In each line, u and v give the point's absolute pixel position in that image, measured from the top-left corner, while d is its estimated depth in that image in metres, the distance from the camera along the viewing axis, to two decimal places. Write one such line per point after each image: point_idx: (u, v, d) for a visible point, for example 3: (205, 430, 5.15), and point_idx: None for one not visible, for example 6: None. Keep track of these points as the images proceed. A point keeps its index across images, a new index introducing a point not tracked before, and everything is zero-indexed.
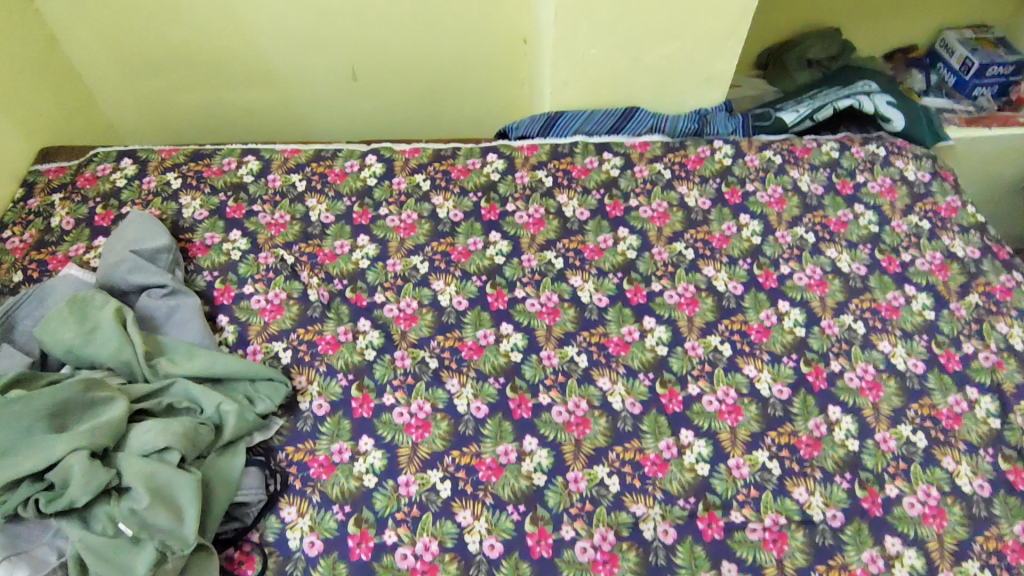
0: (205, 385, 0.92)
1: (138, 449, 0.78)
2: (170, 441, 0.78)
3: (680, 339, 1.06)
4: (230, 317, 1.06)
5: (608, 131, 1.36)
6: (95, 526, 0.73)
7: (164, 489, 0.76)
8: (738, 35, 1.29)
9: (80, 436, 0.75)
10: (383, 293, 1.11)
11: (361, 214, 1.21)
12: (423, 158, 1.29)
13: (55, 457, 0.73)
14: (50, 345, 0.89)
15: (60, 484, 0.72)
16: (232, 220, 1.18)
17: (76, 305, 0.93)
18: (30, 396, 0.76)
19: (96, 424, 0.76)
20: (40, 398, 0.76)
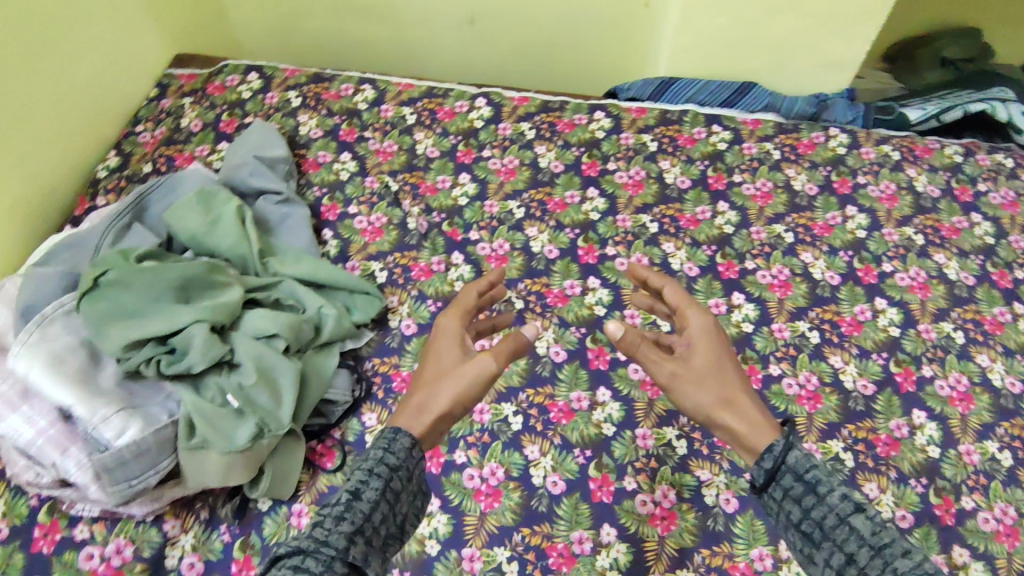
0: (309, 288, 0.98)
1: (251, 332, 0.84)
2: (279, 330, 0.84)
3: (768, 319, 1.05)
4: (334, 232, 1.11)
5: (721, 104, 1.32)
6: (205, 394, 0.80)
7: (269, 371, 0.82)
8: (874, 19, 1.23)
9: (205, 310, 0.81)
10: (477, 232, 1.13)
11: (465, 153, 1.23)
12: (532, 107, 1.30)
13: (180, 324, 0.79)
14: (176, 229, 0.95)
15: (182, 350, 0.79)
16: (344, 143, 1.23)
17: (203, 197, 0.99)
18: (163, 267, 0.82)
19: (218, 303, 0.82)
20: (171, 270, 0.82)
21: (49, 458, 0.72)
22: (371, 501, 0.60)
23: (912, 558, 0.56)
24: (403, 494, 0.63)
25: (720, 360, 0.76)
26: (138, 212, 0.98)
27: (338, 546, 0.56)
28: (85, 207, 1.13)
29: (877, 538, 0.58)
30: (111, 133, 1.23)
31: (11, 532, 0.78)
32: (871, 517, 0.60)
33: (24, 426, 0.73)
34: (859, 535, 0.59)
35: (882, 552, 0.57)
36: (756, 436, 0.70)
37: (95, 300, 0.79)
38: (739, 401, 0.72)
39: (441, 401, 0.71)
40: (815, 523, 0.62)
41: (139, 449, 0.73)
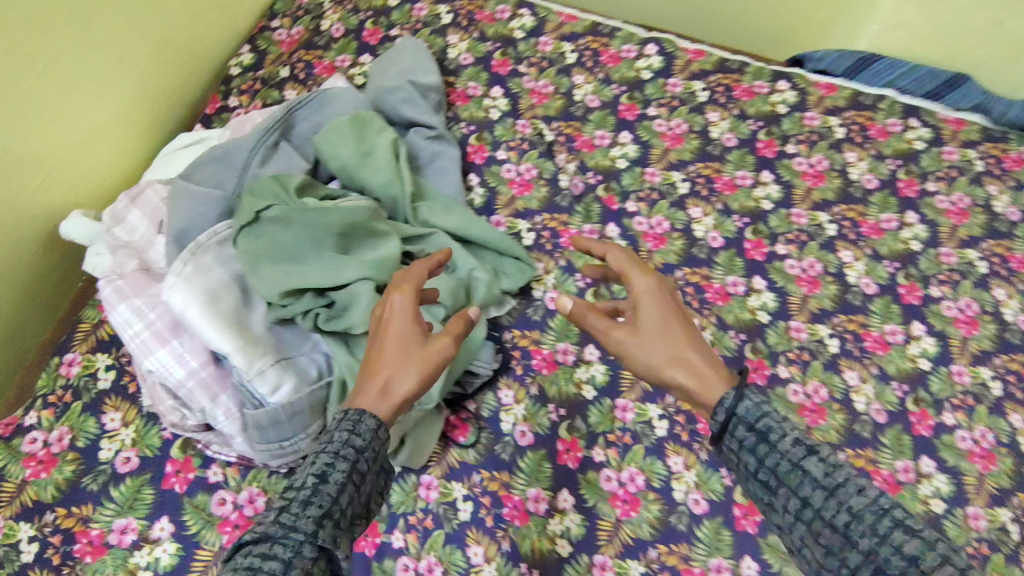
0: (458, 244, 0.88)
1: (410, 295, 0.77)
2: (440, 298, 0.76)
3: (947, 359, 0.93)
4: (481, 179, 1.01)
5: (923, 96, 1.15)
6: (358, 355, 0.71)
7: None
8: None
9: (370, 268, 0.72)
10: (636, 202, 1.01)
11: (628, 108, 1.09)
12: (707, 64, 1.14)
13: (344, 279, 0.70)
14: (327, 156, 0.86)
15: (342, 306, 0.71)
16: (496, 75, 1.10)
17: (357, 124, 0.88)
18: (326, 209, 0.72)
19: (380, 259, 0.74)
20: (334, 215, 0.72)
21: (199, 404, 0.67)
22: (338, 485, 0.56)
23: (862, 495, 0.58)
24: (369, 473, 0.59)
25: (673, 319, 0.73)
26: (285, 129, 0.88)
27: (307, 531, 0.53)
28: (216, 106, 1.03)
29: (829, 479, 0.60)
30: (244, 24, 1.12)
31: (143, 463, 0.74)
32: (824, 460, 0.62)
33: (174, 365, 0.67)
34: (812, 478, 0.61)
35: (835, 493, 0.59)
36: (712, 389, 0.69)
37: (253, 237, 0.72)
38: (685, 358, 0.70)
39: (398, 381, 0.63)
40: (770, 471, 0.63)
41: (294, 410, 0.67)
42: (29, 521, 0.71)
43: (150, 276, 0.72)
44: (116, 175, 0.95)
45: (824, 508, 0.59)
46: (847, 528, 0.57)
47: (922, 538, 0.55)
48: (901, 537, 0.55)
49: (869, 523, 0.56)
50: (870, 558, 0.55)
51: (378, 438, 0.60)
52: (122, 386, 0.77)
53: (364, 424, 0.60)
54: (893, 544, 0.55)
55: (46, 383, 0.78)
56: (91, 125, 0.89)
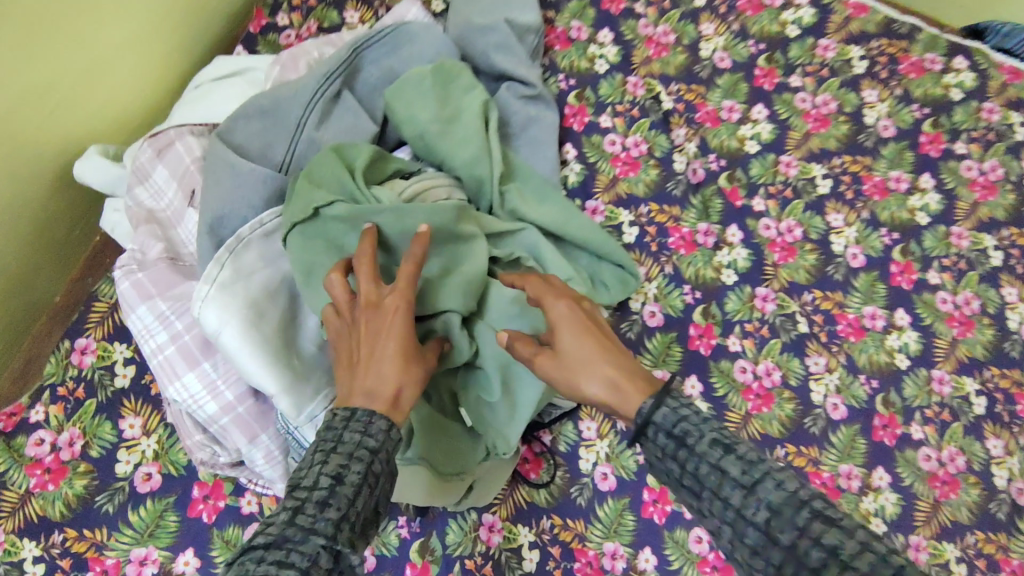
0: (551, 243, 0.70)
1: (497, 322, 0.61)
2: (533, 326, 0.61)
3: None
4: (578, 151, 0.82)
5: None
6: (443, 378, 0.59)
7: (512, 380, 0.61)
8: None
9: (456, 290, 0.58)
10: (764, 199, 0.82)
11: (765, 73, 0.88)
12: (870, 25, 0.92)
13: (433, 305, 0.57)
14: (402, 119, 0.67)
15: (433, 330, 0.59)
16: (606, 14, 0.89)
17: (441, 77, 0.70)
18: (405, 210, 0.55)
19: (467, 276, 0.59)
20: (415, 215, 0.56)
21: (234, 444, 0.54)
22: (356, 486, 0.42)
23: (783, 487, 0.43)
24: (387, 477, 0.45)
25: (583, 331, 0.53)
26: (349, 73, 0.69)
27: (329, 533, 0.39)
28: (260, 24, 0.82)
29: (749, 476, 0.44)
30: None
31: (166, 483, 0.61)
32: (744, 454, 0.45)
33: (207, 397, 0.53)
34: (729, 477, 0.45)
35: (756, 492, 0.44)
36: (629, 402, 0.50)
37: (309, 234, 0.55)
38: (596, 374, 0.52)
39: (411, 390, 0.48)
40: (692, 480, 0.46)
41: None
42: (32, 539, 0.59)
43: (179, 270, 0.57)
44: (140, 101, 0.77)
45: (745, 507, 0.43)
46: (768, 527, 0.42)
47: (848, 531, 0.41)
48: (822, 529, 0.41)
49: (790, 519, 0.42)
50: (794, 559, 0.41)
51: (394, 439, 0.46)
52: (144, 385, 0.64)
53: (377, 423, 0.45)
54: (817, 539, 0.41)
55: (54, 370, 0.64)
56: (112, 41, 0.70)
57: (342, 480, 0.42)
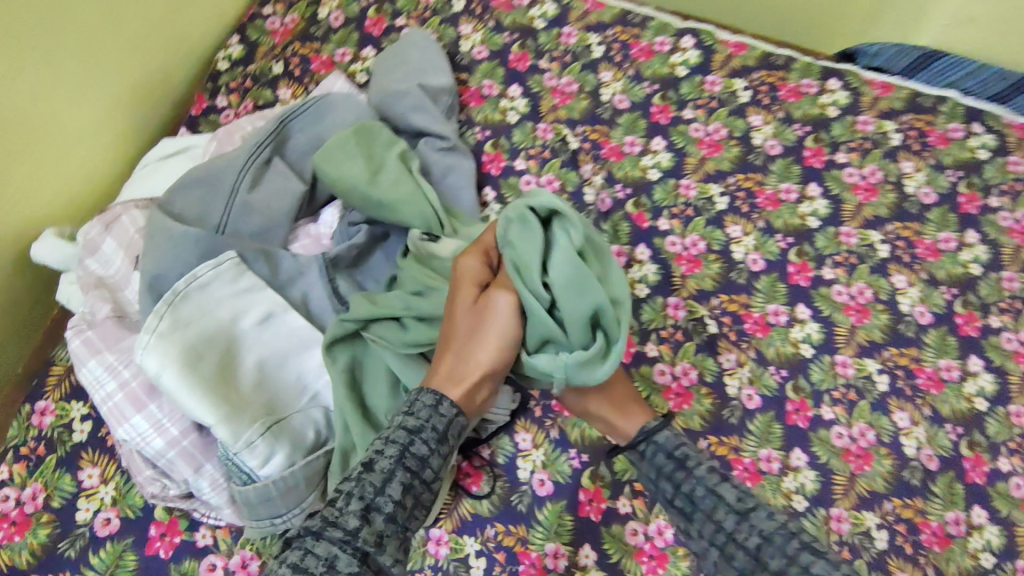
0: None
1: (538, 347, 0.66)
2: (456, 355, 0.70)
3: (1006, 399, 0.85)
4: (497, 192, 0.91)
5: (988, 99, 1.02)
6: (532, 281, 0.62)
7: None
8: None
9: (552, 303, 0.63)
10: (668, 220, 0.92)
11: (661, 110, 0.99)
12: (750, 59, 1.02)
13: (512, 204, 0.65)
14: (331, 174, 0.77)
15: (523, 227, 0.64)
16: (514, 72, 0.99)
17: (363, 136, 0.80)
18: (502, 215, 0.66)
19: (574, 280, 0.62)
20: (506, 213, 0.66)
21: (180, 475, 0.61)
22: (384, 472, 0.54)
23: (773, 518, 0.59)
24: (431, 456, 0.57)
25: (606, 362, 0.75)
26: (278, 143, 0.79)
27: (348, 528, 0.51)
28: (202, 106, 0.95)
29: (742, 503, 0.60)
30: (230, 12, 1.01)
31: (124, 526, 0.67)
32: (737, 486, 0.62)
33: (152, 434, 0.60)
34: (726, 502, 0.61)
35: (747, 517, 0.59)
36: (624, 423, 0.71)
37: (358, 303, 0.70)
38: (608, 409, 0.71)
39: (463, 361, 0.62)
40: (684, 497, 0.63)
41: (287, 486, 0.60)
42: None
43: (124, 325, 0.65)
44: (97, 183, 0.86)
45: (738, 531, 0.59)
46: (757, 551, 0.57)
47: (830, 561, 0.55)
48: (807, 558, 0.55)
49: (777, 544, 0.57)
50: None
51: (441, 415, 0.58)
52: (100, 438, 0.70)
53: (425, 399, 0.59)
54: (802, 564, 0.55)
55: (17, 433, 0.71)
56: (67, 134, 0.80)
57: (373, 466, 0.54)
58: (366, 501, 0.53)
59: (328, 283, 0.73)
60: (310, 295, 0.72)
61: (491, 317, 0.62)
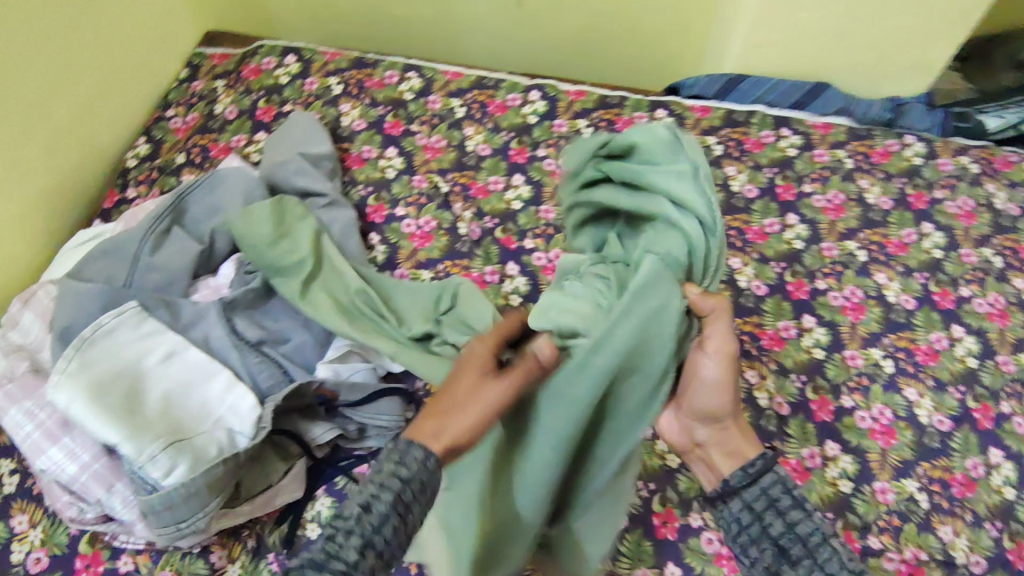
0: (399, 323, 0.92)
1: (648, 360, 0.65)
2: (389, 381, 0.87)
3: (839, 346, 1.00)
4: (382, 237, 1.05)
5: (791, 106, 1.22)
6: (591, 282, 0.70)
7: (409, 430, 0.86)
8: (952, 37, 1.15)
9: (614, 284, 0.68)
10: (533, 240, 1.06)
11: (518, 152, 1.15)
12: (588, 103, 1.21)
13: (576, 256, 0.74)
14: (247, 236, 0.89)
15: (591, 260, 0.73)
16: (389, 136, 1.15)
17: (278, 208, 0.93)
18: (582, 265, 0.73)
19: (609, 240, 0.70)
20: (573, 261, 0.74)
21: (94, 495, 0.72)
22: (381, 515, 0.55)
23: None
24: (416, 503, 0.57)
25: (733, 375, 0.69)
26: (176, 215, 0.93)
27: (349, 560, 0.53)
28: (114, 200, 1.07)
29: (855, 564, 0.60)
30: (137, 118, 1.17)
31: (53, 561, 0.77)
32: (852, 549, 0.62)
33: (66, 461, 0.73)
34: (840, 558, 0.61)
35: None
36: (743, 449, 0.70)
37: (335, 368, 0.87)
38: (722, 428, 0.70)
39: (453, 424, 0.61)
40: (794, 538, 0.62)
41: (188, 492, 0.70)
42: None
43: (41, 376, 0.77)
44: (20, 273, 0.97)
45: None
46: None
47: None
48: None
49: None
50: None
51: (428, 468, 0.58)
52: (28, 491, 0.81)
53: (414, 452, 0.58)
54: None
55: None
56: None
57: (371, 509, 0.55)
58: (364, 538, 0.54)
59: (225, 321, 0.84)
60: (210, 334, 0.84)
61: (481, 397, 0.63)
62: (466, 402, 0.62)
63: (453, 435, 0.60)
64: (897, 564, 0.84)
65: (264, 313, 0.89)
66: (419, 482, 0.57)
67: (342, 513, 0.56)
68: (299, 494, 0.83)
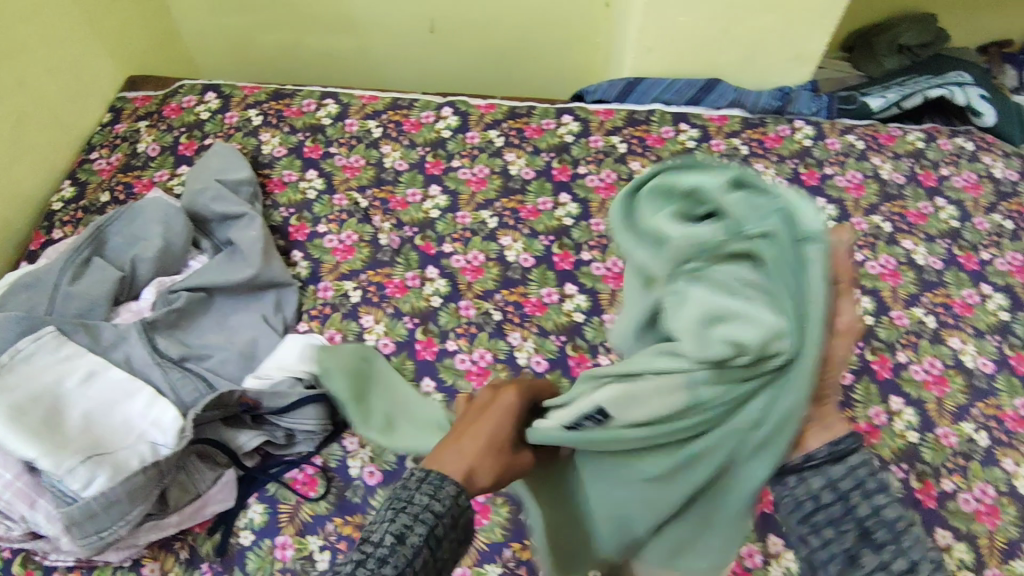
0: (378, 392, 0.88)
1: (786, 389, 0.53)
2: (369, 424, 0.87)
3: None
4: (304, 254, 1.09)
5: (687, 102, 1.31)
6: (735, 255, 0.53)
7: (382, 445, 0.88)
8: (823, 29, 1.25)
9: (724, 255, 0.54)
10: (451, 244, 1.12)
11: (434, 164, 1.21)
12: (498, 114, 1.28)
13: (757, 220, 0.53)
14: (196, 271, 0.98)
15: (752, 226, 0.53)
16: (309, 160, 1.21)
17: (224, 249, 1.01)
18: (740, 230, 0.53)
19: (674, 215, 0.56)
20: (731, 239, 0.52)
21: (18, 512, 0.74)
22: (414, 547, 0.48)
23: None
24: (447, 540, 0.51)
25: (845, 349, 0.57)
26: (98, 245, 0.97)
27: None
28: (40, 241, 1.10)
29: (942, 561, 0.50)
30: (62, 163, 1.20)
31: None
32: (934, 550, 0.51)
33: None
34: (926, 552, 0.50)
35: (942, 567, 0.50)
36: (832, 423, 0.56)
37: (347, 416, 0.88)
38: (828, 402, 0.57)
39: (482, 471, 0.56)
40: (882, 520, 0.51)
41: (108, 501, 0.74)
42: None
43: None
44: None
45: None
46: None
47: None
48: None
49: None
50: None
51: (461, 504, 0.52)
52: None
53: (447, 488, 0.52)
54: None
55: None
56: None
57: (404, 540, 0.49)
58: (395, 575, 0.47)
59: (147, 341, 0.88)
60: (132, 354, 0.88)
61: (515, 461, 0.60)
62: (500, 455, 0.58)
63: (480, 481, 0.56)
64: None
65: (189, 332, 0.94)
66: (452, 519, 0.51)
67: (370, 540, 0.49)
68: (232, 503, 0.86)
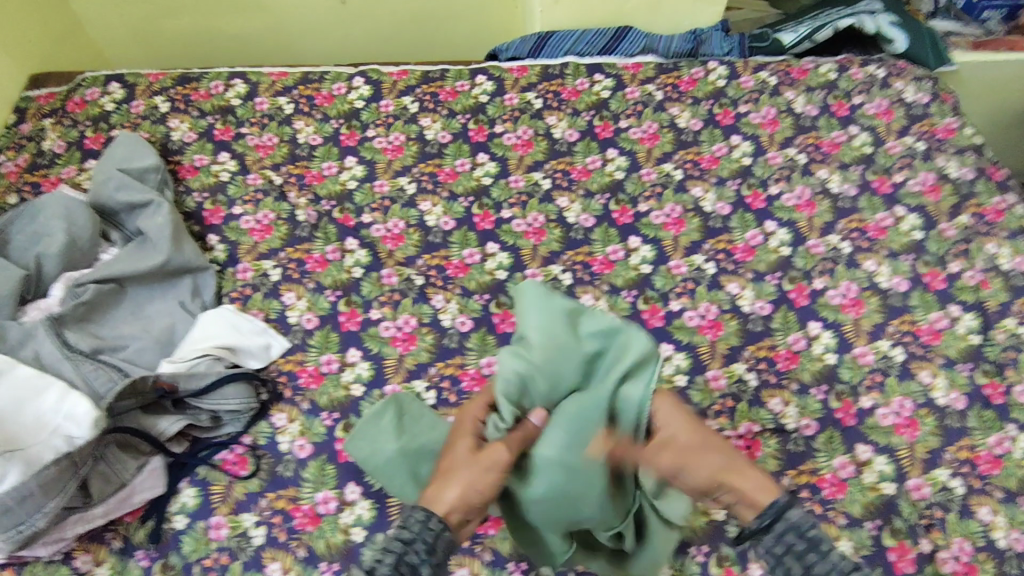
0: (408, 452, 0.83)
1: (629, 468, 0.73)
2: (382, 467, 0.83)
3: (664, 258, 1.07)
4: (220, 237, 1.08)
5: (600, 52, 1.32)
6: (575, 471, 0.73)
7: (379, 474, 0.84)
8: None
9: (562, 442, 0.69)
10: (370, 214, 1.11)
11: (349, 136, 1.20)
12: (411, 80, 1.27)
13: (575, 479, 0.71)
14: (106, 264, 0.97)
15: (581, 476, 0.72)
16: (221, 142, 1.18)
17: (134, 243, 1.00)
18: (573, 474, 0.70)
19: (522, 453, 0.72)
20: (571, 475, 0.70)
21: None
22: None
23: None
24: (422, 565, 0.59)
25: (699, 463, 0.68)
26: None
27: None
28: None
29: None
30: None
31: None
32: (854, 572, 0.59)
33: None
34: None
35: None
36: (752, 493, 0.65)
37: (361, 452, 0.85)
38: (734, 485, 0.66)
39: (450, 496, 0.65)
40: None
41: (21, 495, 0.76)
42: None
43: None
44: None
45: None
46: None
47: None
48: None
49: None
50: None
51: (431, 528, 0.61)
52: None
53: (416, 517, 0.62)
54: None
55: None
56: None
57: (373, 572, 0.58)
58: None
59: (56, 336, 0.89)
60: (40, 350, 0.88)
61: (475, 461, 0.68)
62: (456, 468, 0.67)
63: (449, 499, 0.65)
64: (735, 441, 0.91)
65: (101, 324, 0.94)
66: (423, 545, 0.60)
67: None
68: (162, 489, 0.86)
